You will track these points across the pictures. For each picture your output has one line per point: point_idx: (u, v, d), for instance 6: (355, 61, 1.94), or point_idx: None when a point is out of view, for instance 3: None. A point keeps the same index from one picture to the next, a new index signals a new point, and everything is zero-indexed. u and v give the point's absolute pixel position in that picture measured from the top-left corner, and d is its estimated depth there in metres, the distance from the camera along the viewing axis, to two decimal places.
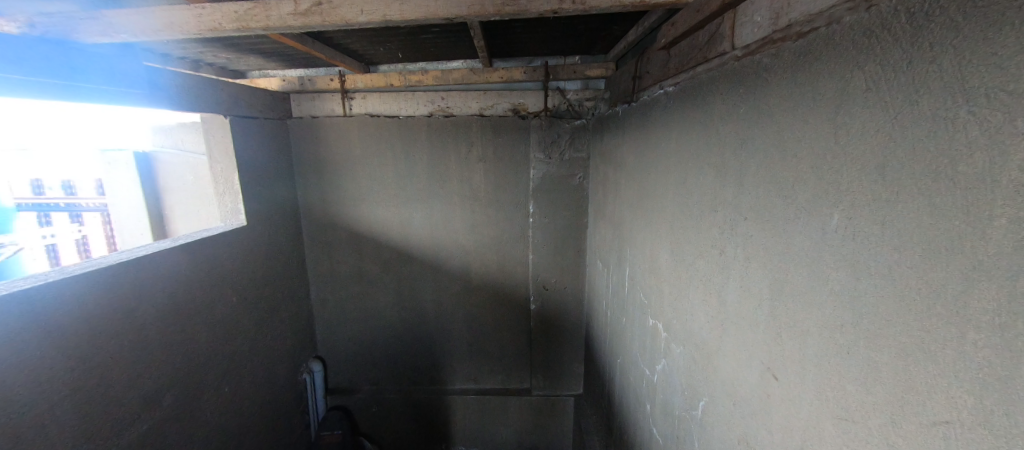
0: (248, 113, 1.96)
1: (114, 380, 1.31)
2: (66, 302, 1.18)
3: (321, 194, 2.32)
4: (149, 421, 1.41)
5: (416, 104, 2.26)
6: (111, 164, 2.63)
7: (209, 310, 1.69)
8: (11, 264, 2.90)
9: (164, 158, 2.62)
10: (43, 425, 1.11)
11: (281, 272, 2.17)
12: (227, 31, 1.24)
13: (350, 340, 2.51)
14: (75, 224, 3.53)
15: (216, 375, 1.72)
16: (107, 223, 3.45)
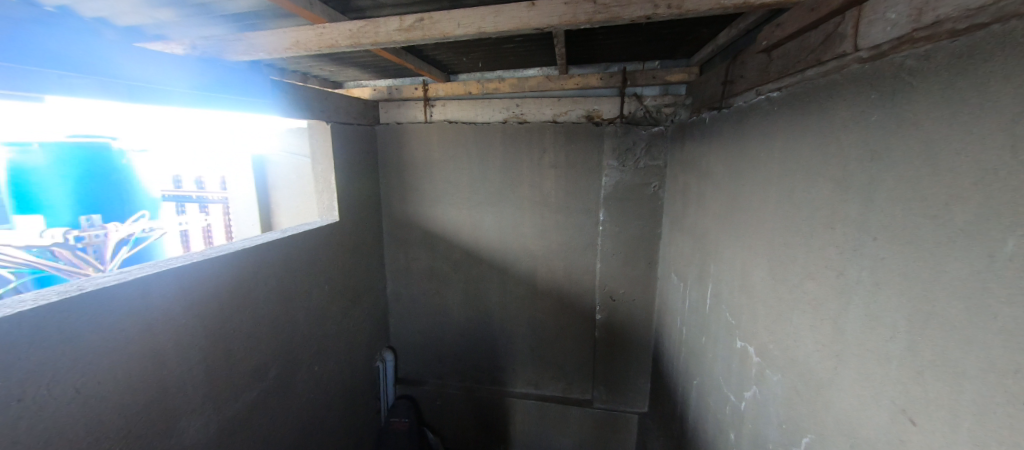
0: (345, 119, 2.16)
1: (233, 350, 1.51)
2: (201, 279, 1.39)
3: (401, 195, 2.48)
4: (256, 389, 1.62)
5: (492, 111, 2.33)
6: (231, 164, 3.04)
7: (306, 294, 1.89)
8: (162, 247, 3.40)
9: (274, 158, 2.90)
10: (182, 381, 1.33)
11: (365, 266, 2.36)
12: (341, 47, 1.39)
13: (419, 333, 2.64)
14: (202, 214, 4.12)
15: (309, 354, 1.91)
16: (226, 214, 3.98)
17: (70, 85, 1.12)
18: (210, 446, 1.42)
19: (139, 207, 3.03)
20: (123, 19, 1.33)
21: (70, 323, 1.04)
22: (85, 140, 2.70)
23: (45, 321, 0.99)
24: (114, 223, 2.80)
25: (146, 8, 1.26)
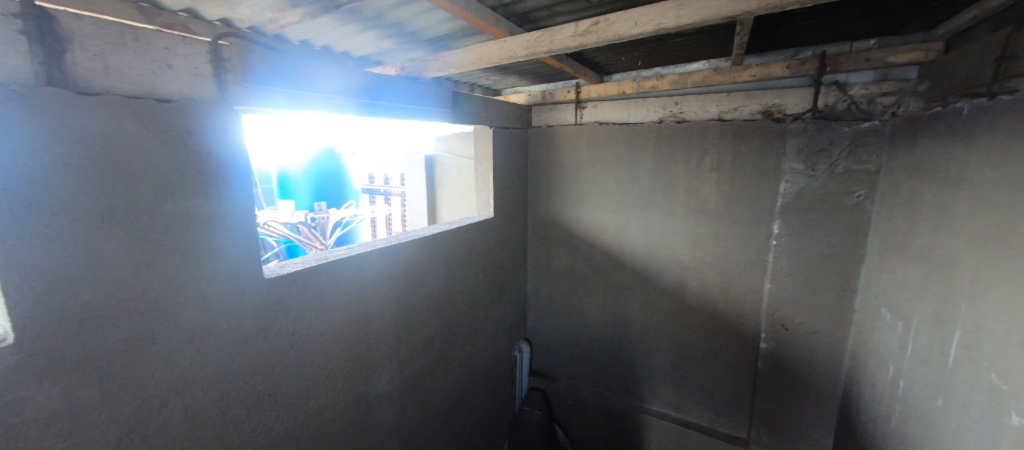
0: (504, 124, 2.34)
1: (412, 321, 1.80)
2: (395, 258, 1.70)
3: (547, 196, 2.58)
4: (427, 356, 1.91)
5: (646, 111, 2.21)
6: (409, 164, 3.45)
7: (465, 281, 2.12)
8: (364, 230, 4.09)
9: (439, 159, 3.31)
10: (381, 340, 1.66)
11: (511, 261, 2.53)
12: (518, 57, 1.50)
13: (555, 331, 2.71)
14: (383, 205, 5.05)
15: (463, 334, 2.14)
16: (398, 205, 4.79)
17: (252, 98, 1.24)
18: (393, 395, 1.75)
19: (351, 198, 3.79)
20: (359, 51, 1.71)
21: (319, 283, 1.40)
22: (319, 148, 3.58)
23: (307, 278, 1.36)
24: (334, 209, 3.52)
25: (376, 39, 1.59)
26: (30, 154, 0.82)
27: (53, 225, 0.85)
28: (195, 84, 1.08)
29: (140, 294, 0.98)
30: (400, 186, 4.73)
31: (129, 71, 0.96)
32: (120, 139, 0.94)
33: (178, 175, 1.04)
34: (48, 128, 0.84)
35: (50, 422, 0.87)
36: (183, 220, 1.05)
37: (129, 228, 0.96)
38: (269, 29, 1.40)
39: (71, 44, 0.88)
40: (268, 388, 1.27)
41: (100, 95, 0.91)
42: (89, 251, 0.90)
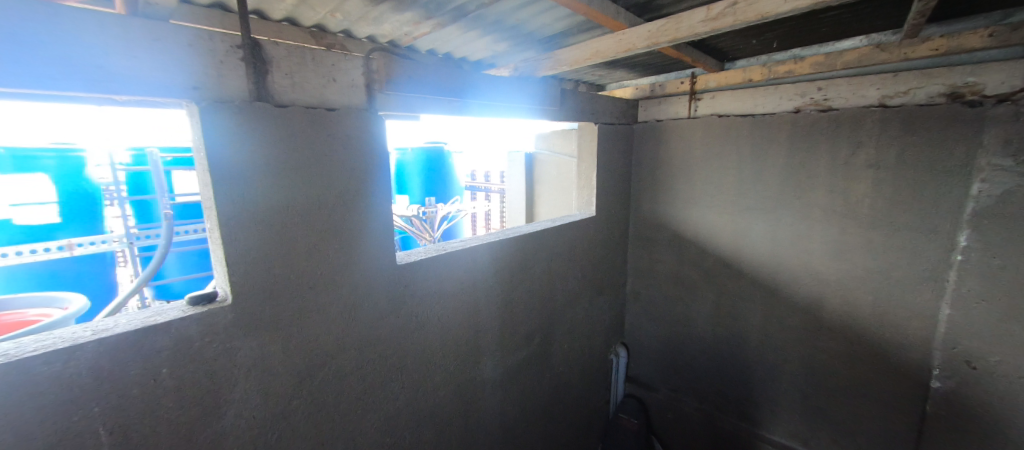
0: (610, 120, 2.27)
1: (517, 314, 1.87)
2: (506, 251, 1.78)
3: (652, 195, 2.45)
4: (528, 349, 1.96)
5: (779, 99, 1.94)
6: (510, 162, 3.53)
7: (564, 279, 2.12)
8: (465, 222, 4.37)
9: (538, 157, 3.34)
10: (493, 330, 1.78)
11: (610, 261, 2.46)
12: (638, 50, 1.44)
13: (655, 338, 2.58)
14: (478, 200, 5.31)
15: (560, 332, 2.14)
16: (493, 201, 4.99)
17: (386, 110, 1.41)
18: (496, 384, 1.82)
19: (456, 193, 4.04)
20: (476, 55, 1.80)
21: (438, 271, 1.53)
22: (429, 146, 3.82)
23: (429, 266, 1.49)
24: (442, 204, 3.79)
25: (493, 43, 1.66)
26: (244, 156, 1.04)
27: (258, 212, 1.07)
28: (352, 94, 1.27)
29: (310, 271, 1.18)
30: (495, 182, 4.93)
31: (309, 86, 1.17)
32: (301, 142, 1.15)
33: (336, 172, 1.22)
34: (256, 134, 1.06)
35: (251, 368, 1.09)
36: (340, 211, 1.24)
37: (304, 216, 1.16)
38: (404, 42, 1.56)
39: (273, 66, 1.10)
40: (396, 362, 1.43)
41: (289, 106, 1.12)
42: (278, 233, 1.11)
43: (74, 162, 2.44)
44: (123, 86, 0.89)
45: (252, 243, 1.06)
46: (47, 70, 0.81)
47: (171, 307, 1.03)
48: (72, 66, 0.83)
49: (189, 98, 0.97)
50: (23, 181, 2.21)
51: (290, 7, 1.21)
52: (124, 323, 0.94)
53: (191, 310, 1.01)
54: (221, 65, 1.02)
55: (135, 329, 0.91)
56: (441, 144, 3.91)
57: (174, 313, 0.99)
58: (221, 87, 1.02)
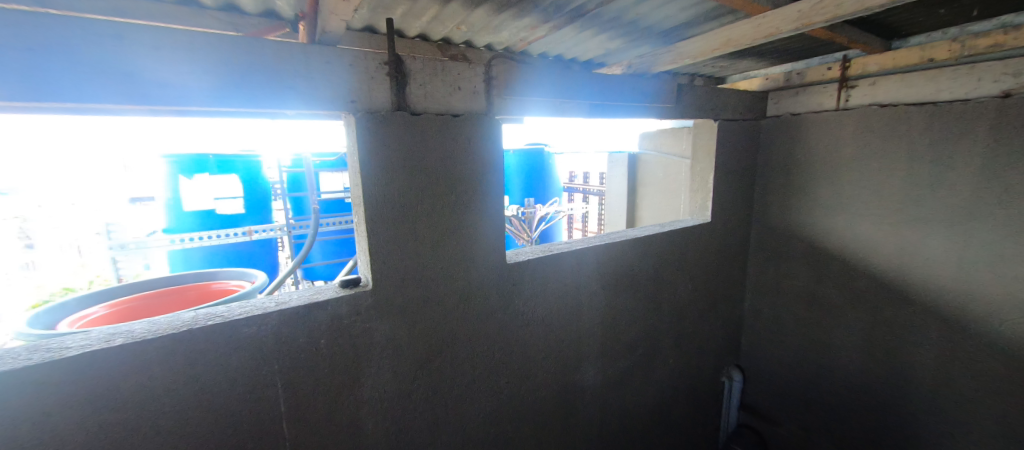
0: (733, 116, 2.05)
1: (625, 321, 1.82)
2: (619, 254, 1.74)
3: (783, 201, 2.18)
4: (631, 360, 1.88)
5: (976, 81, 1.54)
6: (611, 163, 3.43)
7: (674, 290, 1.98)
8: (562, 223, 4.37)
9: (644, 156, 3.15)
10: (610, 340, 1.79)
11: (725, 273, 2.22)
12: (782, 33, 1.27)
13: (779, 363, 2.38)
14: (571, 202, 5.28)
15: (668, 347, 2.00)
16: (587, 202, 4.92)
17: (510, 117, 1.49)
18: (597, 391, 1.78)
19: (555, 193, 4.04)
20: (587, 55, 1.77)
21: (545, 271, 1.54)
22: (530, 147, 3.91)
23: (536, 266, 1.51)
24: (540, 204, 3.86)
25: (607, 41, 1.60)
26: (386, 159, 1.18)
27: (394, 209, 1.20)
28: (474, 100, 1.35)
29: (433, 264, 1.29)
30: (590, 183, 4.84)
31: (438, 95, 1.27)
32: (431, 146, 1.25)
33: (458, 174, 1.31)
34: (396, 140, 1.19)
35: (384, 347, 1.23)
36: (460, 210, 1.32)
37: (430, 214, 1.27)
38: (518, 47, 1.61)
39: (411, 79, 1.22)
40: (502, 357, 1.48)
41: (422, 114, 1.24)
42: (409, 229, 1.23)
43: (255, 165, 2.98)
44: (303, 104, 1.08)
45: (389, 237, 1.20)
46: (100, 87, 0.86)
47: (327, 288, 1.22)
48: (176, 77, 0.93)
49: (347, 110, 1.14)
50: (221, 180, 2.79)
51: (424, 25, 1.33)
52: (296, 298, 1.14)
53: (342, 291, 1.18)
54: (372, 80, 1.17)
55: (304, 304, 1.10)
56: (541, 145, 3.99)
57: (330, 292, 1.17)
58: (371, 100, 1.17)
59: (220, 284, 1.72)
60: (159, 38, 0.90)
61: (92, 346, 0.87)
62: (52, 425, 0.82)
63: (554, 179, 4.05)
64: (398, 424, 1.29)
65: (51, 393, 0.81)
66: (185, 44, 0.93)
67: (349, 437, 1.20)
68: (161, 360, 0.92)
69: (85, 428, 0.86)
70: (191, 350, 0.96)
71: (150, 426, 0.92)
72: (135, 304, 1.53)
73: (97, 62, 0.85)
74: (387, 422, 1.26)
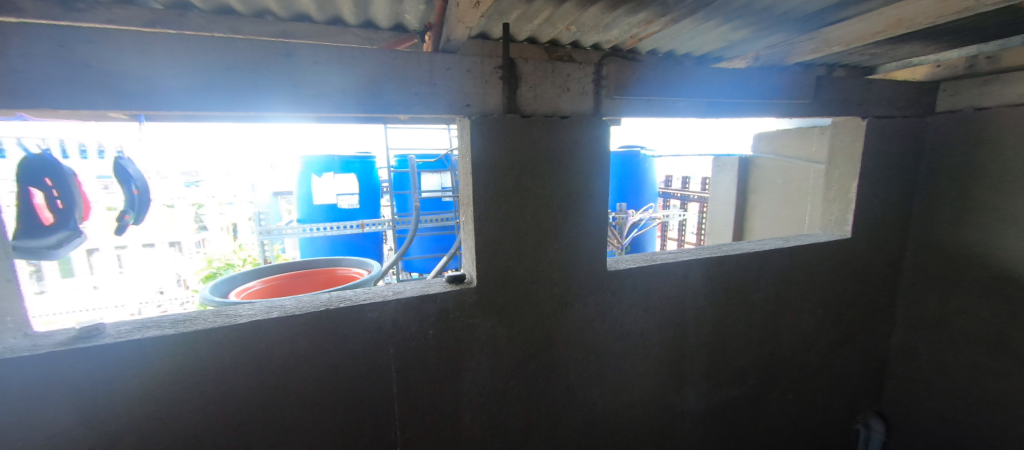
0: (887, 112, 1.71)
1: (735, 346, 1.63)
2: (732, 268, 1.56)
3: (956, 217, 1.77)
4: (740, 388, 1.68)
5: None
6: (718, 168, 3.13)
7: (797, 314, 1.73)
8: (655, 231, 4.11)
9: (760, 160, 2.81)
10: (719, 366, 1.62)
11: (866, 300, 1.88)
12: (984, 7, 1.12)
13: (939, 419, 1.94)
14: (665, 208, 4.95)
15: (787, 379, 1.77)
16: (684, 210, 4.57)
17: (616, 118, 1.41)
18: (699, 418, 1.63)
19: (650, 199, 3.82)
20: (703, 49, 1.61)
21: (647, 281, 1.44)
22: (624, 150, 3.76)
23: (638, 276, 1.42)
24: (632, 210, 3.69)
25: (729, 32, 1.43)
26: (494, 161, 1.20)
27: (501, 209, 1.22)
28: (582, 101, 1.32)
29: (534, 266, 1.29)
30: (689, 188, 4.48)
31: (547, 97, 1.27)
32: (538, 148, 1.25)
33: (564, 177, 1.29)
34: (505, 141, 1.21)
35: (485, 344, 1.27)
36: (562, 213, 1.30)
37: (535, 217, 1.27)
38: (627, 44, 1.54)
39: (522, 81, 1.23)
40: (596, 368, 1.42)
41: (531, 116, 1.24)
42: (514, 230, 1.25)
43: (370, 164, 3.34)
44: (426, 108, 1.16)
45: (495, 237, 1.23)
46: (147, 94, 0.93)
47: (435, 281, 1.29)
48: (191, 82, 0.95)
49: (463, 114, 1.19)
50: (344, 178, 3.17)
51: (535, 27, 1.34)
52: (409, 289, 1.22)
53: (449, 286, 1.24)
54: (486, 84, 1.21)
55: (417, 295, 1.17)
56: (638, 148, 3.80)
57: (439, 286, 1.24)
58: (485, 103, 1.21)
59: (344, 270, 1.93)
60: (318, 53, 1.04)
61: (258, 316, 1.04)
62: (228, 376, 1.00)
63: (650, 183, 3.83)
64: (494, 421, 1.31)
65: (229, 350, 0.99)
66: (336, 58, 1.05)
67: (449, 426, 1.26)
68: (305, 333, 1.06)
69: (218, 388, 1.00)
70: (325, 328, 1.08)
71: (294, 389, 1.07)
72: (282, 281, 1.82)
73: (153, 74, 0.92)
74: (484, 417, 1.30)
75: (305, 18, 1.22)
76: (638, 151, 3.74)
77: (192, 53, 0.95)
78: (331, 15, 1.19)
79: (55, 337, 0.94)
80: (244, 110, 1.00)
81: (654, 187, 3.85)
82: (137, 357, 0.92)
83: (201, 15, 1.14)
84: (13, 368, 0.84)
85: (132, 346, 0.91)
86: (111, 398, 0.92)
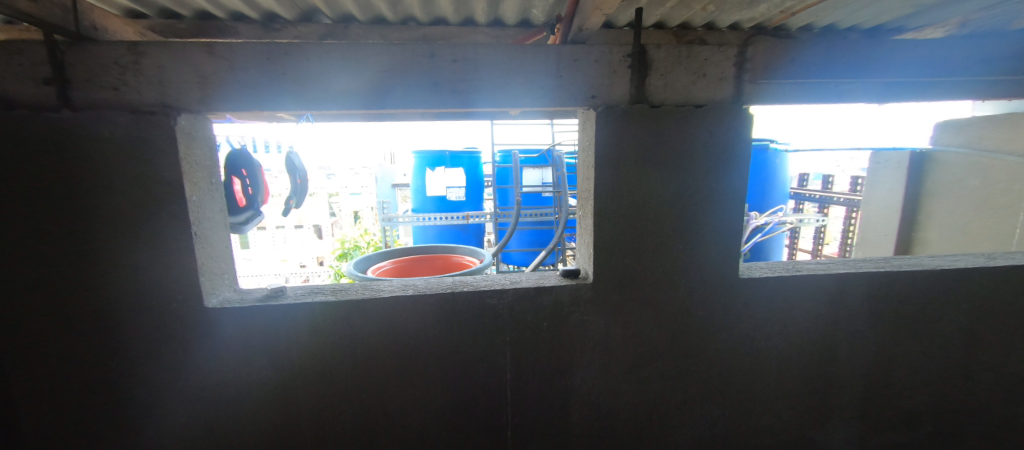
0: None
1: (904, 383, 1.33)
2: (906, 287, 1.27)
3: None
4: (908, 435, 1.37)
5: None
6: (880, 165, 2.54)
7: (1003, 354, 1.34)
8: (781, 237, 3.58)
9: (941, 156, 2.25)
10: (881, 404, 1.34)
11: None
12: None
13: None
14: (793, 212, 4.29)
15: (980, 434, 1.39)
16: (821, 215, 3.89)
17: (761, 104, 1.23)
18: None
19: (778, 202, 3.36)
20: (877, 20, 1.33)
21: (788, 294, 1.25)
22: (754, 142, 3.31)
23: (777, 287, 1.24)
24: (755, 213, 3.27)
25: None
26: (617, 154, 1.15)
27: (622, 204, 1.17)
28: (719, 87, 1.19)
29: (654, 266, 1.21)
30: (828, 190, 3.80)
31: (680, 85, 1.17)
32: (667, 140, 1.16)
33: (695, 172, 1.18)
34: (631, 133, 1.15)
35: (598, 343, 1.23)
36: (690, 211, 1.19)
37: (659, 214, 1.19)
38: (774, 21, 1.34)
39: (652, 69, 1.16)
40: (719, 384, 1.29)
41: (660, 106, 1.16)
42: (634, 227, 1.19)
43: (477, 160, 3.54)
44: (550, 101, 1.16)
45: (615, 234, 1.18)
46: (312, 96, 1.09)
47: (550, 274, 1.30)
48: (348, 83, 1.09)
49: (587, 106, 1.17)
50: (453, 172, 3.41)
51: (667, 11, 1.24)
52: (526, 280, 1.24)
53: (564, 280, 1.24)
54: (613, 74, 1.16)
55: (534, 286, 1.19)
56: (767, 142, 3.34)
57: (554, 280, 1.24)
58: (611, 94, 1.16)
59: (458, 258, 2.06)
60: (456, 52, 1.11)
61: (397, 292, 1.16)
62: (371, 342, 1.14)
63: (779, 183, 3.37)
64: (604, 423, 1.28)
65: (373, 320, 1.13)
66: (471, 55, 1.11)
67: (558, 419, 1.26)
68: (434, 313, 1.15)
69: (362, 353, 1.14)
70: (451, 310, 1.16)
71: (422, 362, 1.17)
72: (407, 263, 2.03)
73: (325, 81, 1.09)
74: (593, 417, 1.27)
75: (442, 22, 1.32)
76: (767, 145, 3.29)
77: (346, 62, 1.08)
78: (465, 16, 1.27)
79: (255, 294, 1.17)
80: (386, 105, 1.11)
81: (782, 188, 3.39)
82: (308, 318, 1.10)
83: (360, 26, 1.31)
84: (229, 315, 1.07)
85: (305, 308, 1.10)
86: (289, 348, 1.11)
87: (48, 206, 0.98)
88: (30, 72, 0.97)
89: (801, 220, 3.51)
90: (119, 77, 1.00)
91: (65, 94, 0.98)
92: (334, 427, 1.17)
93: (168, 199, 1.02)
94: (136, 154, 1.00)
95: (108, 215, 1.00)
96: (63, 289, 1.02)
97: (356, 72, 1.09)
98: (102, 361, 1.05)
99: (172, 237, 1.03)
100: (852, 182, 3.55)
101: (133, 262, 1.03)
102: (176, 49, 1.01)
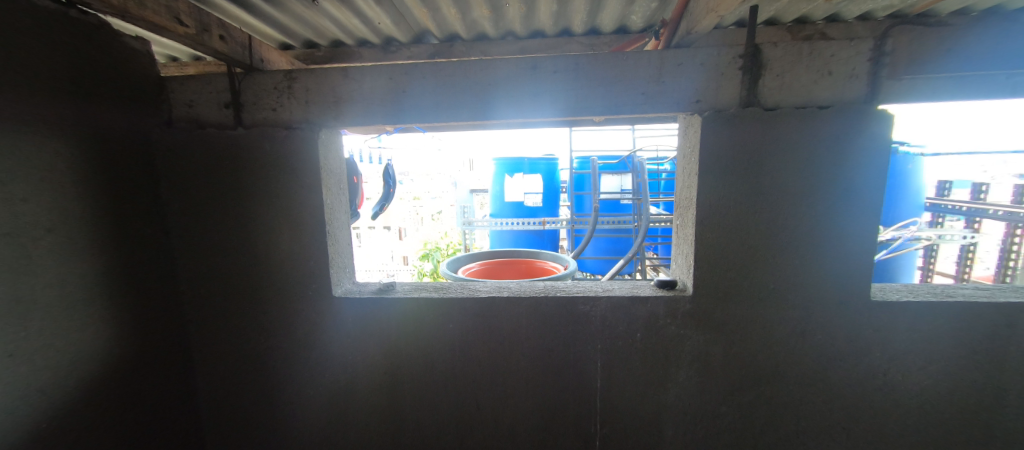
0: None
1: None
2: None
3: None
4: None
5: None
6: None
7: None
8: (912, 257, 3.05)
9: None
10: None
11: None
12: None
13: None
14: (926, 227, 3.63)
15: None
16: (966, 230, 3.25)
17: (904, 102, 1.07)
18: None
19: (909, 215, 2.90)
20: None
21: (935, 324, 1.07)
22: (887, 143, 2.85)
23: (920, 314, 1.07)
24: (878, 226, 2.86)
25: None
26: (723, 160, 1.09)
27: (729, 213, 1.10)
28: (848, 86, 1.07)
29: (764, 282, 1.12)
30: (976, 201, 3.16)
31: (799, 85, 1.07)
32: (783, 145, 1.07)
33: (817, 180, 1.07)
34: (741, 138, 1.08)
35: (696, 360, 1.17)
36: (810, 223, 1.08)
37: (771, 226, 1.10)
38: (917, 7, 1.17)
39: (767, 70, 1.08)
40: (841, 419, 1.14)
41: (776, 109, 1.08)
42: (742, 238, 1.11)
43: (554, 166, 3.57)
44: (651, 108, 1.13)
45: (719, 246, 1.12)
46: (424, 109, 1.19)
47: (644, 285, 1.26)
48: (457, 97, 1.18)
49: (691, 111, 1.12)
50: (530, 178, 3.47)
51: (783, 6, 1.15)
52: (619, 289, 1.22)
53: (660, 291, 1.19)
54: (721, 76, 1.10)
55: (628, 295, 1.16)
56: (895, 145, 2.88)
57: (649, 290, 1.20)
58: (718, 98, 1.11)
59: (541, 263, 2.10)
60: (558, 63, 1.14)
61: (492, 292, 1.22)
62: (468, 339, 1.21)
63: (912, 193, 2.90)
64: (702, 444, 1.20)
65: (471, 318, 1.20)
66: (572, 65, 1.14)
67: (651, 434, 1.22)
68: (527, 316, 1.19)
69: (460, 349, 1.22)
70: (544, 315, 1.19)
71: (515, 362, 1.21)
72: (492, 266, 2.10)
73: (437, 95, 1.19)
74: (689, 437, 1.20)
75: (539, 34, 1.37)
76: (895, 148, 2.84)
77: (456, 77, 1.17)
78: (563, 27, 1.30)
79: (370, 287, 1.32)
80: (491, 115, 1.19)
81: (915, 199, 2.93)
82: (414, 312, 1.21)
83: (464, 44, 1.42)
84: (349, 305, 1.22)
85: (413, 302, 1.20)
86: (398, 338, 1.23)
87: (223, 206, 1.21)
88: (216, 98, 1.21)
89: (942, 235, 2.99)
90: (277, 100, 1.20)
91: (238, 115, 1.21)
92: (433, 414, 1.27)
93: (309, 203, 1.20)
94: (287, 164, 1.19)
95: (265, 215, 1.21)
96: (230, 274, 1.24)
97: (463, 86, 1.18)
98: (255, 335, 1.26)
99: (311, 234, 1.21)
100: (1016, 191, 2.91)
101: (280, 254, 1.22)
102: (319, 74, 1.19)
